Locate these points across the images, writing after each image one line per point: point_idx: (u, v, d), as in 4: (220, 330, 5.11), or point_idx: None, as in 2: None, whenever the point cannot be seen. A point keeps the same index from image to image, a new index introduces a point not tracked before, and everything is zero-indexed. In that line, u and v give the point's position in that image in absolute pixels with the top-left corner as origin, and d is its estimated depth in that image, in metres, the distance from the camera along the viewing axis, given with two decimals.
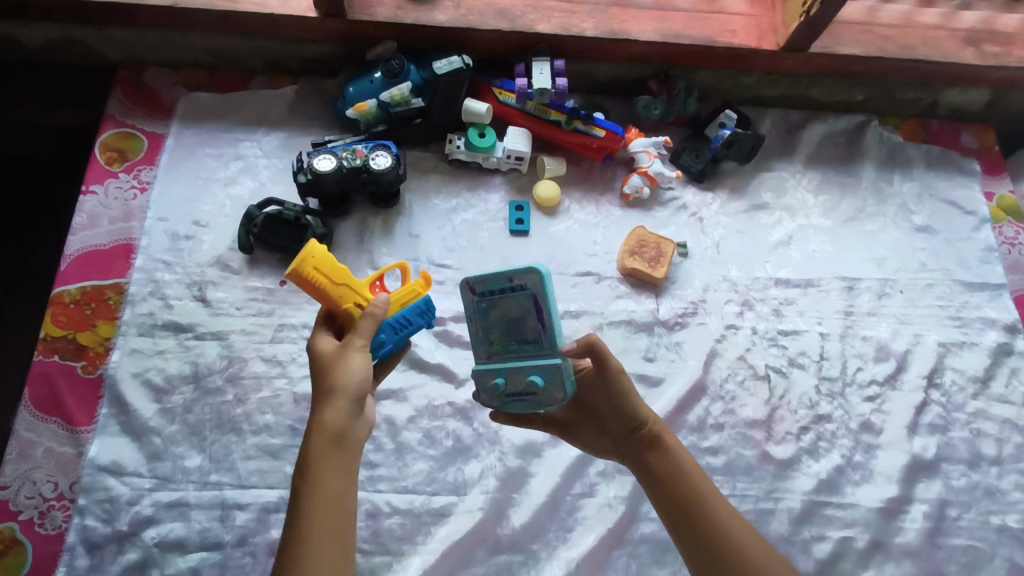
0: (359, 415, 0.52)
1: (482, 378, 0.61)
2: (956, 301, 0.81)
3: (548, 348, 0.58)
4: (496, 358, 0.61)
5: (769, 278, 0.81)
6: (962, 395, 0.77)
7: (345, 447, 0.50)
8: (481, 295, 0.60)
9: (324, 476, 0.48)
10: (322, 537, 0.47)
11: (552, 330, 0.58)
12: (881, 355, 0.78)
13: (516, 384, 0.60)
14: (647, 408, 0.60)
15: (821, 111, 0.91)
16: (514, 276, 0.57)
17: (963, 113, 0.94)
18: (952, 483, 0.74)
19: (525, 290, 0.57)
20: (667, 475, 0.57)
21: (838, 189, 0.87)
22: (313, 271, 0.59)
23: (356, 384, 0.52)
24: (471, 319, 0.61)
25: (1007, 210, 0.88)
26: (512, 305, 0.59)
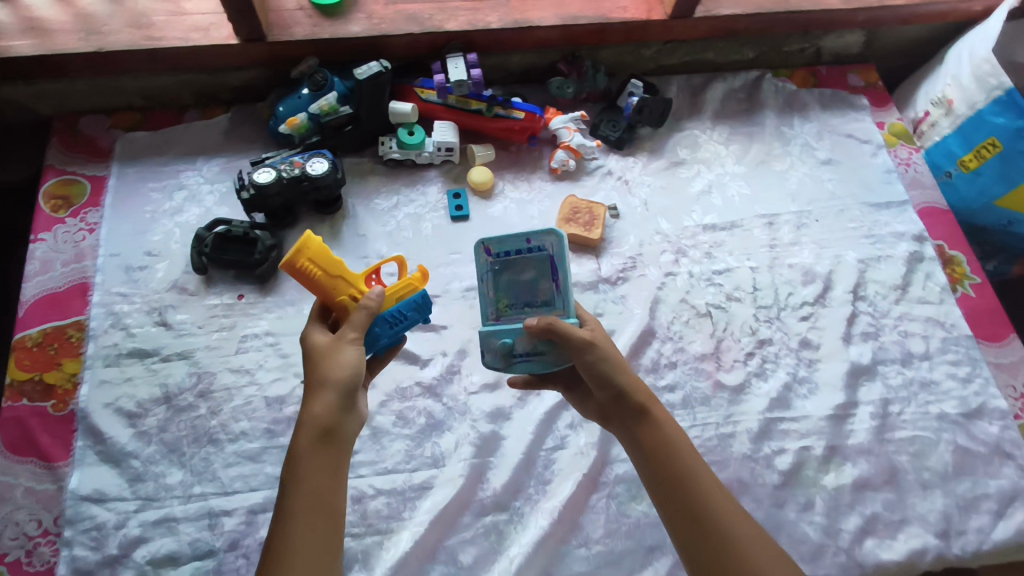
0: (347, 408, 0.56)
1: (489, 340, 0.63)
2: (867, 221, 0.91)
3: (561, 306, 0.63)
4: (503, 318, 0.64)
5: (697, 226, 0.88)
6: (886, 302, 0.85)
7: (331, 439, 0.54)
8: (496, 256, 0.63)
9: (310, 469, 0.52)
10: (303, 523, 0.51)
11: (567, 290, 0.63)
12: (808, 279, 0.86)
13: (526, 344, 0.62)
14: (633, 378, 0.60)
15: (719, 72, 1.01)
16: (534, 237, 0.62)
17: (845, 57, 1.05)
18: (890, 382, 0.80)
19: (544, 251, 0.63)
20: (651, 445, 0.58)
21: (746, 138, 0.96)
22: (307, 261, 0.62)
23: (343, 378, 0.56)
24: (480, 282, 0.64)
25: (897, 135, 0.98)
26: (527, 267, 0.64)
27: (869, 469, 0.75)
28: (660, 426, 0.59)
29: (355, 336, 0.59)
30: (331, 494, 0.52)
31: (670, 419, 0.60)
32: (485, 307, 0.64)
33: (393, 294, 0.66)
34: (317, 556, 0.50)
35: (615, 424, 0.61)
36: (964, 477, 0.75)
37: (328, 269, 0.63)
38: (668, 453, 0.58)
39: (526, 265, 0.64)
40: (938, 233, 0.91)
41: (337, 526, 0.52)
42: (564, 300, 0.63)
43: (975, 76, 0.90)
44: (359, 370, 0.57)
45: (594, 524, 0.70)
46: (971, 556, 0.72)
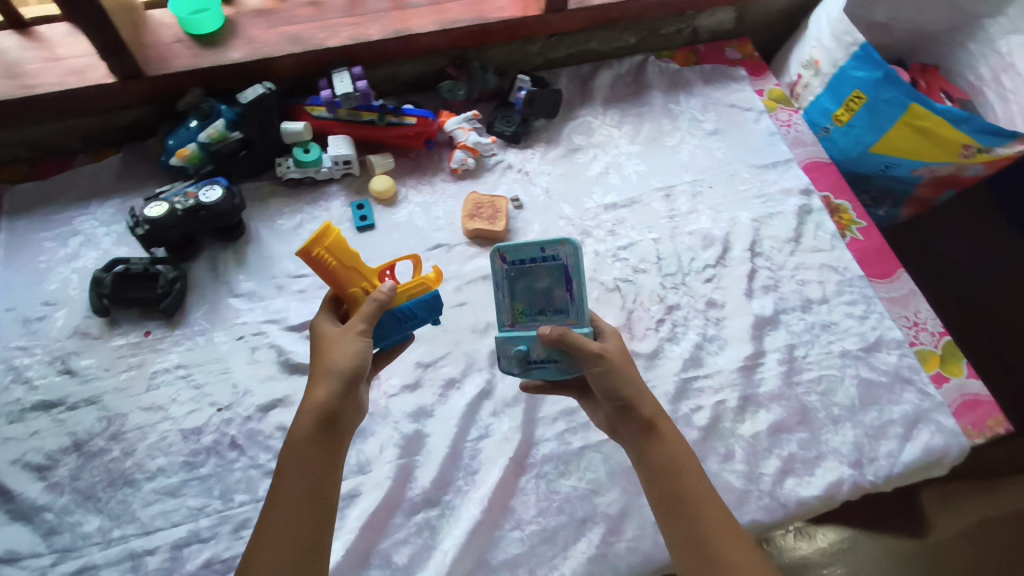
0: (348, 398, 0.58)
1: (504, 347, 0.65)
2: (756, 182, 0.96)
3: (575, 316, 0.64)
4: (518, 325, 0.65)
5: (598, 206, 0.92)
6: (781, 255, 0.90)
7: (329, 427, 0.57)
8: (510, 264, 0.64)
9: (308, 454, 0.55)
10: (293, 506, 0.54)
11: (582, 300, 0.63)
12: (708, 243, 0.89)
13: (539, 352, 0.64)
14: (645, 397, 0.62)
15: (605, 60, 1.05)
16: (549, 247, 0.62)
17: (722, 34, 1.11)
18: (793, 329, 0.84)
19: (558, 260, 0.63)
20: (658, 462, 0.60)
21: (637, 118, 1.01)
22: (322, 252, 0.62)
23: (347, 369, 0.58)
24: (496, 288, 0.65)
25: (777, 100, 1.04)
26: (541, 275, 0.64)
27: (783, 413, 0.78)
28: (666, 446, 0.61)
29: (363, 329, 0.60)
30: (325, 483, 0.55)
31: (679, 438, 0.62)
32: (500, 315, 0.65)
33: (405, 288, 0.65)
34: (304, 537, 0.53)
35: (624, 438, 0.63)
36: (870, 408, 0.80)
37: (342, 259, 0.63)
38: (674, 472, 0.60)
39: (542, 273, 0.64)
40: (824, 185, 0.97)
41: (328, 508, 0.55)
42: (578, 309, 0.64)
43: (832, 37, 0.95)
44: (363, 361, 0.59)
45: (526, 505, 0.71)
46: (885, 479, 0.76)
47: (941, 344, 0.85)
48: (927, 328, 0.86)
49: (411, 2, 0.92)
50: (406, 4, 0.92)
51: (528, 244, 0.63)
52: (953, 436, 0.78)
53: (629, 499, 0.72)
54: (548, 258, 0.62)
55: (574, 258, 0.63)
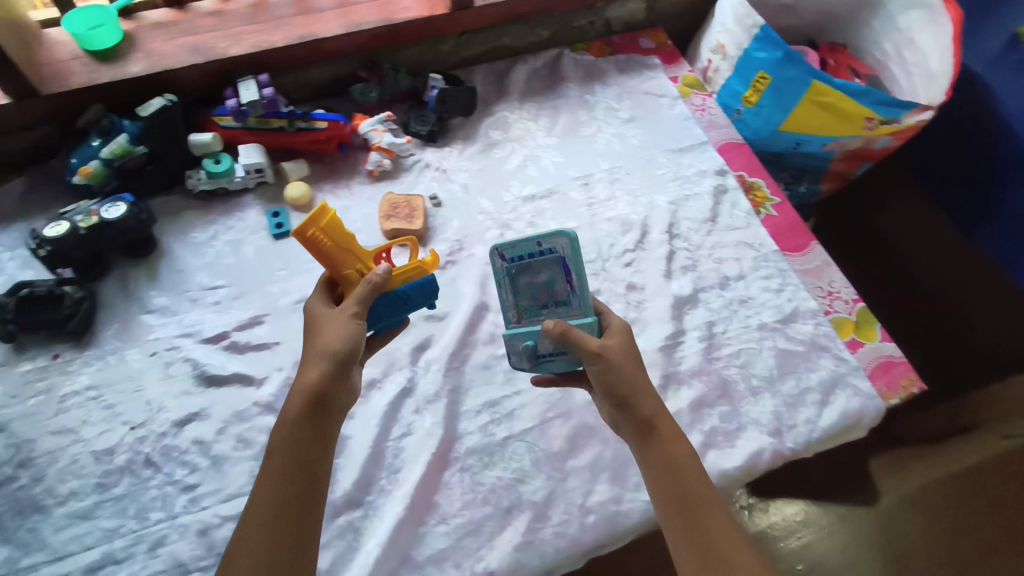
0: (340, 379, 0.58)
1: (513, 342, 0.67)
2: (672, 166, 0.98)
3: (578, 307, 0.66)
4: (524, 321, 0.68)
5: (517, 199, 0.92)
6: (698, 235, 0.92)
7: (321, 407, 0.57)
8: (510, 261, 0.66)
9: (299, 435, 0.55)
10: (282, 486, 0.53)
11: (583, 291, 0.65)
12: (626, 228, 0.91)
13: (546, 346, 0.67)
14: (648, 398, 0.61)
15: (520, 55, 1.06)
16: (545, 241, 0.64)
17: (635, 24, 1.13)
18: (712, 306, 0.86)
19: (555, 253, 0.64)
20: (659, 461, 0.59)
21: (554, 111, 1.02)
22: (319, 233, 0.61)
23: (340, 349, 0.58)
24: (500, 287, 0.68)
25: (691, 85, 1.06)
26: (541, 269, 0.66)
27: (704, 389, 0.80)
28: (669, 445, 0.60)
29: (357, 311, 0.61)
30: (313, 464, 0.55)
31: (683, 440, 0.61)
32: (506, 313, 0.68)
33: (402, 274, 0.66)
34: (286, 529, 0.51)
35: (625, 436, 0.62)
36: (788, 376, 0.81)
37: (338, 241, 0.63)
38: (677, 473, 0.58)
39: (542, 267, 0.66)
40: (738, 165, 0.99)
41: (316, 496, 0.54)
42: (580, 301, 0.66)
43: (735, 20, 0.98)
44: (356, 342, 0.59)
45: (450, 499, 0.71)
46: (805, 446, 0.78)
47: (855, 311, 0.87)
48: (841, 296, 0.88)
49: (317, 7, 0.92)
50: (311, 9, 0.91)
51: (525, 241, 0.65)
52: (868, 398, 0.80)
53: (555, 484, 0.73)
54: (545, 253, 0.63)
55: (571, 251, 0.64)
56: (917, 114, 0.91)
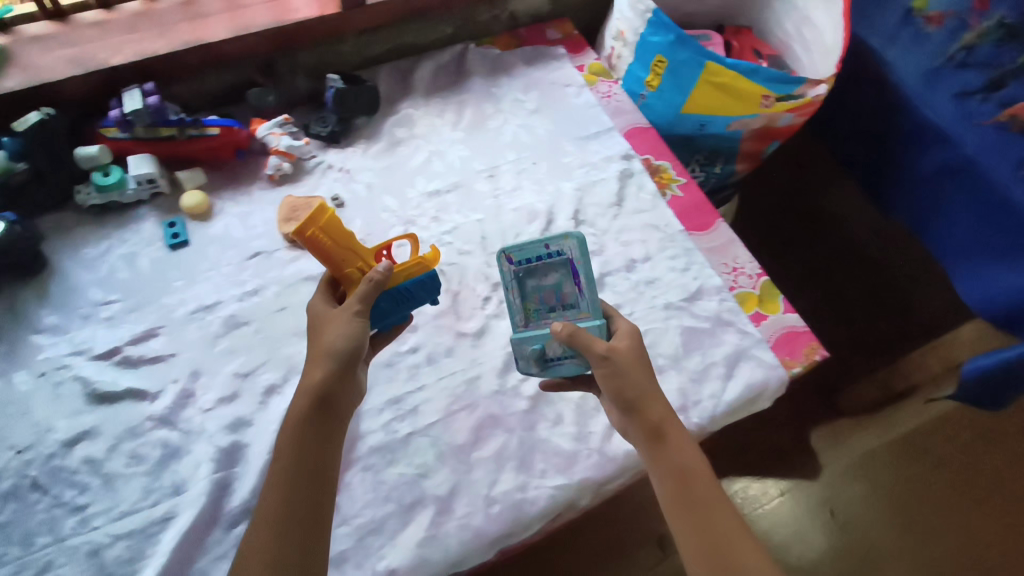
0: (344, 381, 0.60)
1: (520, 347, 0.69)
2: (578, 154, 0.98)
3: (585, 309, 0.66)
4: (531, 325, 0.69)
5: (421, 195, 0.92)
6: (604, 220, 0.92)
7: (326, 409, 0.59)
8: (517, 264, 0.68)
9: (306, 436, 0.57)
10: (290, 485, 0.55)
11: (590, 292, 0.65)
12: (532, 217, 0.91)
13: (553, 348, 0.68)
14: (654, 400, 0.62)
15: (425, 52, 1.06)
16: (552, 243, 0.65)
17: (541, 15, 1.13)
18: (617, 290, 0.87)
19: (563, 255, 0.65)
20: (665, 465, 0.60)
21: (460, 105, 1.02)
22: (318, 233, 0.64)
23: (343, 349, 0.60)
24: (507, 290, 0.69)
25: (597, 73, 1.07)
26: (548, 271, 0.67)
27: None
28: (672, 451, 0.60)
29: (358, 310, 0.62)
30: (320, 466, 0.57)
31: (690, 441, 0.61)
32: (513, 317, 0.69)
33: (403, 271, 0.67)
34: (296, 534, 0.53)
35: (632, 439, 0.63)
36: (693, 353, 0.83)
37: (337, 240, 0.65)
38: (684, 476, 0.59)
39: (549, 269, 0.67)
40: (644, 149, 1.00)
41: (325, 501, 0.56)
42: (588, 302, 0.66)
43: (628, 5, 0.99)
44: (357, 341, 0.61)
45: (352, 500, 0.70)
46: (710, 420, 0.78)
47: (759, 285, 0.89)
48: (745, 271, 0.90)
49: (205, 13, 0.91)
50: (199, 15, 0.90)
51: (532, 244, 0.66)
52: (770, 368, 0.81)
53: (459, 477, 0.72)
54: (554, 255, 0.64)
55: (580, 253, 0.65)
56: (807, 87, 0.93)
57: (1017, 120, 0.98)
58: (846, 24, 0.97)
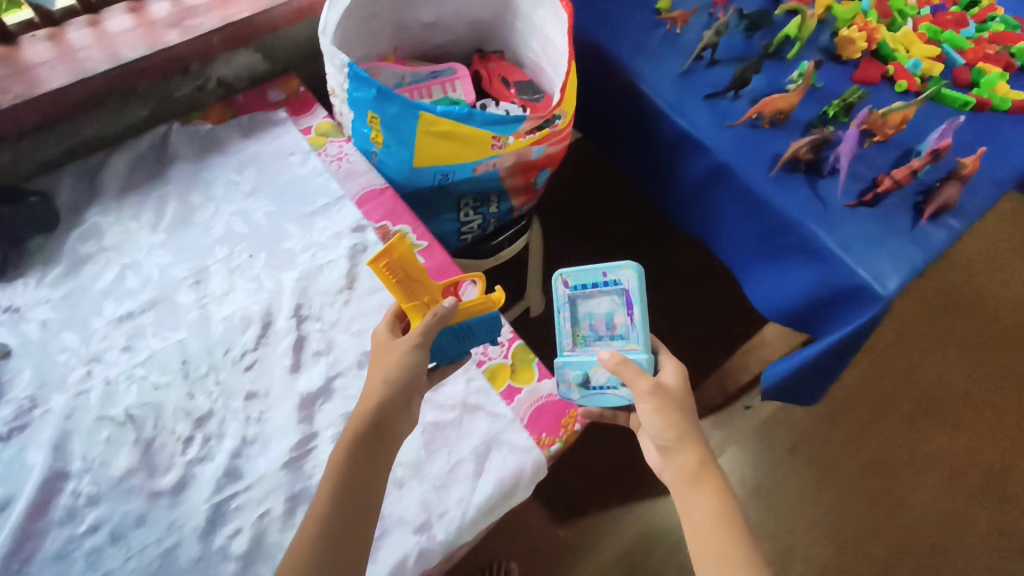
0: (400, 409, 0.66)
1: (564, 371, 0.75)
2: (304, 235, 0.87)
3: (635, 341, 0.73)
4: (577, 349, 0.76)
5: (109, 323, 0.78)
6: (333, 309, 0.82)
7: (380, 433, 0.64)
8: (571, 287, 0.76)
9: (358, 455, 0.63)
10: (344, 502, 0.60)
11: (639, 322, 0.73)
12: (245, 324, 0.80)
13: (597, 376, 0.74)
14: (691, 449, 0.66)
15: (118, 143, 0.92)
16: (610, 272, 0.74)
17: (259, 74, 1.01)
18: (347, 394, 0.77)
19: (618, 284, 0.74)
20: (698, 512, 0.63)
21: (161, 199, 0.88)
22: (393, 263, 0.69)
23: (400, 377, 0.66)
24: (559, 311, 0.77)
25: (325, 133, 0.97)
26: (602, 299, 0.76)
27: None
28: (701, 502, 0.63)
29: (419, 340, 0.68)
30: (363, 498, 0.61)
31: (725, 493, 0.64)
32: (563, 339, 0.76)
33: (467, 309, 0.72)
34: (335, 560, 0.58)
35: (671, 483, 0.67)
36: (438, 453, 0.74)
37: (410, 274, 0.70)
38: (717, 523, 0.61)
39: (603, 296, 0.76)
40: (379, 215, 0.91)
41: (365, 529, 0.60)
42: (637, 335, 0.73)
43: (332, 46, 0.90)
44: (412, 373, 0.66)
45: None
46: (460, 531, 0.69)
47: (511, 354, 0.82)
48: (495, 340, 0.83)
49: None
50: None
51: (590, 271, 0.75)
52: (523, 453, 0.74)
53: None
54: (612, 282, 0.74)
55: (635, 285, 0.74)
56: (528, 124, 0.88)
57: (763, 115, 1.00)
58: (569, 28, 0.98)
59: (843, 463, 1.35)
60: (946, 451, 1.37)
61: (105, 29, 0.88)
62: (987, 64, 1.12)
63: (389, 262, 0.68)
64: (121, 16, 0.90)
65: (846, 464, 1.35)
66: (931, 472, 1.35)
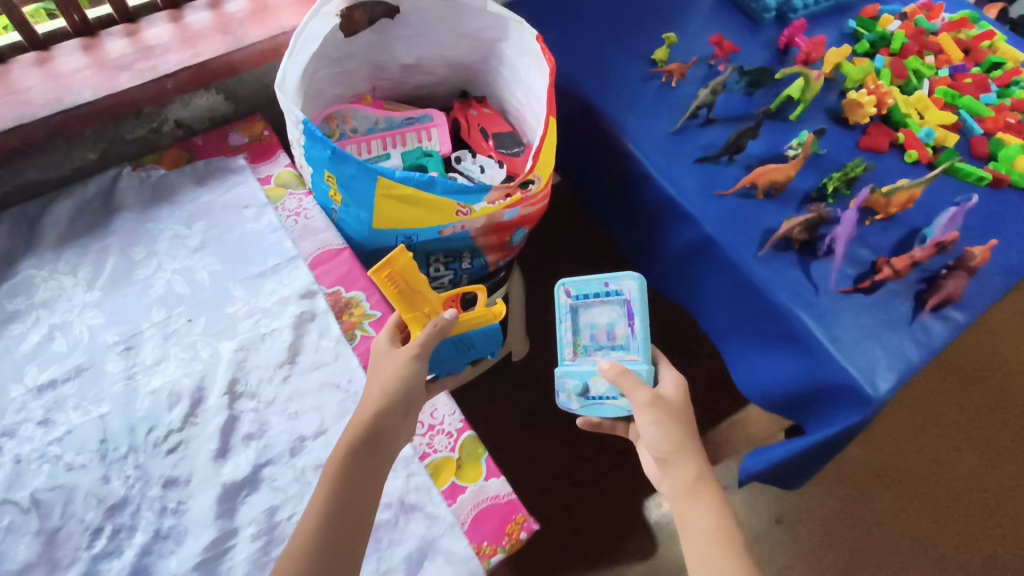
0: (396, 420, 0.69)
1: (564, 380, 0.82)
2: (248, 299, 0.82)
3: (635, 352, 0.81)
4: (578, 358, 0.83)
5: (27, 391, 0.73)
6: (271, 386, 0.76)
7: (378, 444, 0.67)
8: (574, 296, 0.84)
9: (353, 463, 0.65)
10: (340, 507, 0.62)
11: (640, 334, 0.81)
12: (173, 400, 0.74)
13: (597, 387, 0.81)
14: (688, 461, 0.71)
15: (63, 187, 0.87)
16: (612, 283, 0.82)
17: (221, 116, 0.95)
18: (276, 485, 0.71)
19: (619, 295, 0.82)
20: (694, 521, 0.67)
21: (102, 253, 0.83)
22: (393, 274, 0.74)
23: (394, 389, 0.70)
24: (560, 318, 0.84)
25: (285, 184, 0.91)
26: (605, 308, 0.84)
27: None
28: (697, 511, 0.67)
29: (417, 350, 0.73)
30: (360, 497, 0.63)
31: (720, 504, 0.68)
32: (564, 349, 0.83)
33: (469, 321, 0.83)
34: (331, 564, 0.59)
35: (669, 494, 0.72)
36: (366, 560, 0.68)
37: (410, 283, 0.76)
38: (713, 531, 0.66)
39: (603, 306, 0.84)
40: (332, 279, 0.85)
41: (360, 534, 0.62)
42: (637, 345, 0.81)
43: (291, 94, 0.84)
44: (408, 381, 0.71)
45: None
46: None
47: (458, 447, 0.76)
48: (443, 429, 0.77)
49: None
50: None
51: (593, 283, 0.83)
52: (461, 564, 0.68)
53: None
54: (615, 293, 0.82)
55: (636, 296, 0.82)
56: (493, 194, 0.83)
57: (758, 186, 0.92)
58: (551, 80, 0.91)
59: (843, 539, 1.26)
60: (956, 534, 1.27)
61: (52, 66, 0.82)
62: (1006, 135, 1.04)
63: (390, 274, 0.74)
64: (70, 51, 0.84)
65: (846, 536, 1.26)
66: (937, 555, 1.25)
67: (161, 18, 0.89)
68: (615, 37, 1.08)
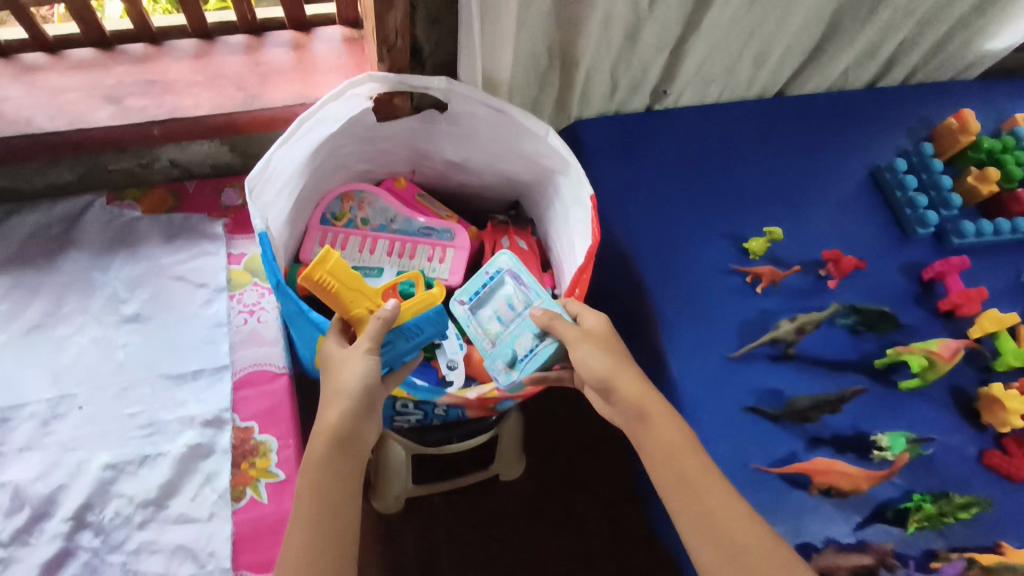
0: (364, 418, 0.59)
1: (493, 363, 0.72)
2: (152, 403, 0.70)
3: (538, 300, 0.74)
4: (499, 342, 0.73)
5: None
6: (123, 529, 0.64)
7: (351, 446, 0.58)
8: (470, 301, 0.77)
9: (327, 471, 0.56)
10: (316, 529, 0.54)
11: (536, 285, 0.75)
12: (14, 506, 0.64)
13: (523, 344, 0.72)
14: (629, 380, 0.62)
15: (34, 201, 0.80)
16: (488, 267, 0.77)
17: (224, 167, 0.85)
18: None
19: (500, 272, 0.77)
20: (657, 447, 0.60)
21: (33, 292, 0.74)
22: (325, 277, 0.61)
23: (358, 388, 0.58)
24: (470, 327, 0.76)
25: (254, 270, 0.79)
26: (497, 292, 0.77)
27: None
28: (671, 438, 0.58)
29: (370, 347, 0.60)
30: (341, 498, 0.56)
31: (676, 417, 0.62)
32: (479, 344, 0.74)
33: (412, 308, 0.65)
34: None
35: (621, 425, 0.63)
36: None
37: (346, 283, 0.63)
38: (672, 454, 0.59)
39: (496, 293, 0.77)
40: (254, 411, 0.71)
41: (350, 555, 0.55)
42: (537, 295, 0.75)
43: (272, 182, 0.71)
44: (374, 377, 0.58)
45: None
46: None
47: None
48: None
49: None
50: None
51: (473, 281, 0.77)
52: None
53: None
54: (494, 272, 0.77)
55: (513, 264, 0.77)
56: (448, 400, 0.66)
57: (813, 482, 0.69)
58: (592, 247, 0.70)
59: None
60: None
61: (47, 78, 0.73)
62: None
63: (319, 278, 0.61)
64: (77, 66, 0.75)
65: None
66: None
67: (185, 51, 0.78)
68: (701, 207, 0.88)
